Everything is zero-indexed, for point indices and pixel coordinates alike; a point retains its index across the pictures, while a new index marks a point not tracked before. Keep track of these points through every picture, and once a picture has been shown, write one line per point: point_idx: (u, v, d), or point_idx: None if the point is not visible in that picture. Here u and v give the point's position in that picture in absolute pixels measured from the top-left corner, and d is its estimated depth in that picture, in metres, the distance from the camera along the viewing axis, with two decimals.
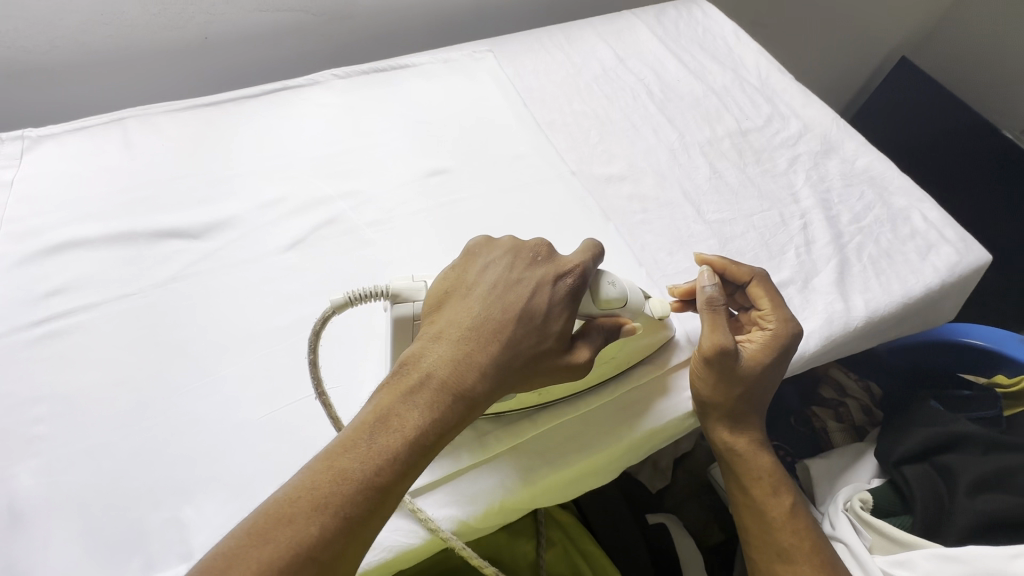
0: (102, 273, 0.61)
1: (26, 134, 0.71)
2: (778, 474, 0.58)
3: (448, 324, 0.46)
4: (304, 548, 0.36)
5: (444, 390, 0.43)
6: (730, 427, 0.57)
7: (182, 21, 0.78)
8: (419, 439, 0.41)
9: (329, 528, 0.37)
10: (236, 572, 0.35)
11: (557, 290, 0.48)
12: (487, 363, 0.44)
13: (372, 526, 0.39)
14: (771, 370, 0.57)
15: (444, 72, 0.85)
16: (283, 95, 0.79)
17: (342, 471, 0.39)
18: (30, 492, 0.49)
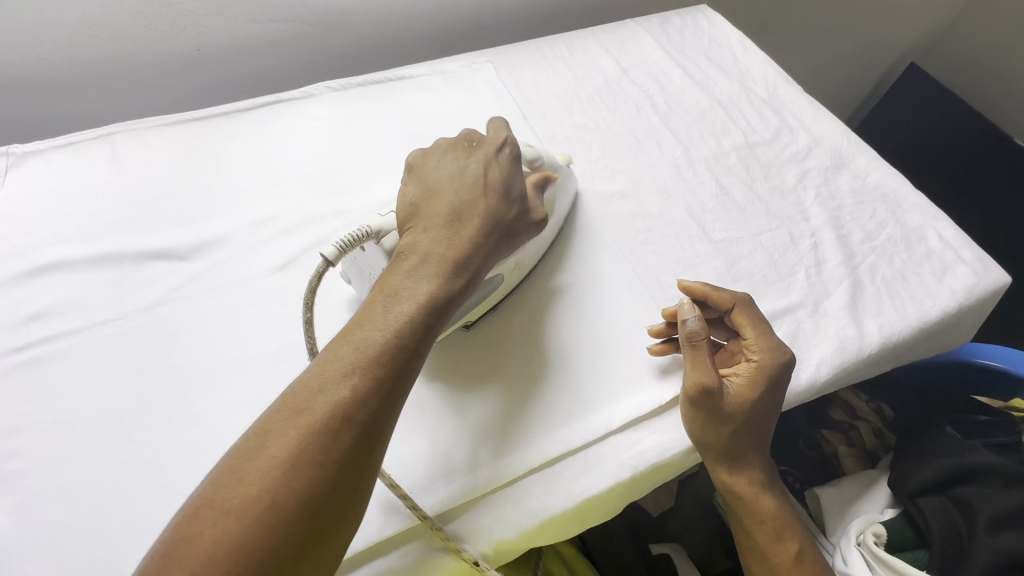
0: (86, 297, 0.59)
1: (10, 151, 0.69)
2: (782, 515, 0.55)
3: (425, 214, 0.50)
4: (341, 407, 0.37)
5: (442, 259, 0.46)
6: (731, 465, 0.54)
7: (172, 33, 0.76)
8: (432, 298, 0.44)
9: (363, 387, 0.38)
10: (277, 445, 0.36)
11: (503, 160, 0.54)
12: (474, 229, 0.49)
13: (404, 383, 0.41)
14: (765, 404, 0.54)
15: (441, 84, 0.83)
16: (275, 108, 0.77)
17: (361, 338, 0.40)
18: (4, 532, 0.46)
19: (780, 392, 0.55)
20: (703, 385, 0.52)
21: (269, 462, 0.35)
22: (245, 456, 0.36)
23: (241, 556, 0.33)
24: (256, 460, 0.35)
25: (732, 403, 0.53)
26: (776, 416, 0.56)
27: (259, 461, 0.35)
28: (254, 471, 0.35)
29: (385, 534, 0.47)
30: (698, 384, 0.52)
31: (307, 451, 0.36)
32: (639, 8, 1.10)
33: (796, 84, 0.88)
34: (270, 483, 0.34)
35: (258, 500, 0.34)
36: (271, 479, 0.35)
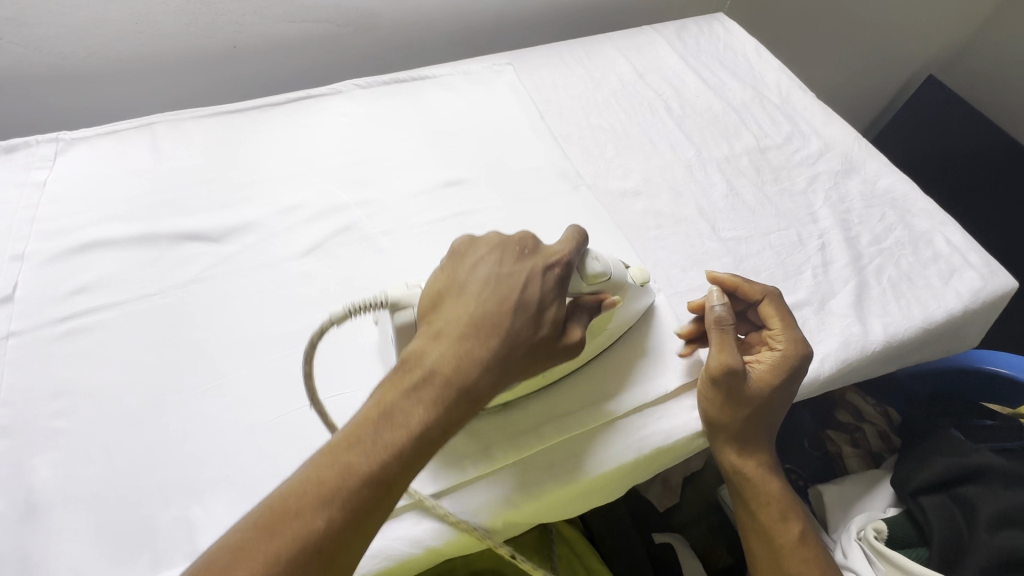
0: (125, 274, 0.63)
1: (60, 137, 0.74)
2: (786, 496, 0.57)
3: (447, 321, 0.47)
4: (312, 545, 0.37)
5: (445, 385, 0.44)
6: (741, 449, 0.56)
7: (211, 31, 0.81)
8: (423, 436, 0.42)
9: (338, 520, 0.38)
10: (244, 565, 0.36)
11: (547, 280, 0.50)
12: (489, 355, 0.45)
13: (375, 521, 0.40)
14: (781, 391, 0.56)
15: (463, 84, 0.86)
16: (305, 103, 0.81)
17: (346, 467, 0.40)
18: (47, 485, 0.50)
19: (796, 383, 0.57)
20: (724, 365, 0.54)
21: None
22: (212, 566, 0.36)
23: None
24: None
25: (751, 389, 0.55)
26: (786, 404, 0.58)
27: None
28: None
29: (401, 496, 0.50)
30: (720, 364, 0.54)
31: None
32: (657, 15, 1.13)
33: (809, 91, 0.90)
34: None
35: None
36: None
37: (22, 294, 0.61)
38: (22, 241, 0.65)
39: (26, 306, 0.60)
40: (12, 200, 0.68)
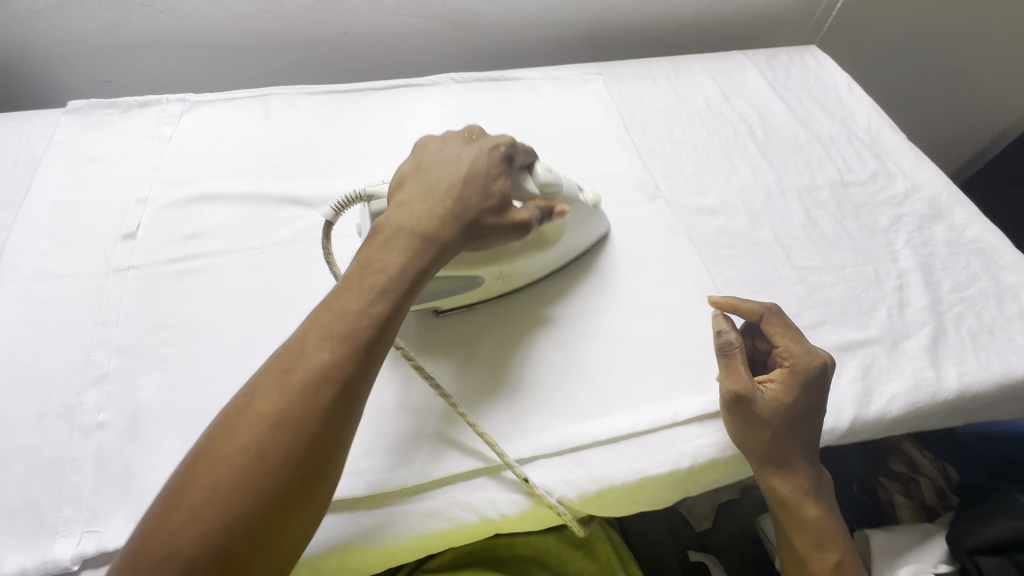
0: (233, 226, 0.69)
1: (188, 98, 0.81)
2: (827, 523, 0.57)
3: (409, 195, 0.51)
4: (314, 376, 0.40)
5: (417, 238, 0.48)
6: (777, 471, 0.57)
7: (328, 17, 0.87)
8: (401, 276, 0.46)
9: (340, 353, 0.41)
10: (263, 400, 0.39)
11: (492, 152, 0.54)
12: (449, 216, 0.49)
13: (377, 353, 0.43)
14: (806, 409, 0.56)
15: (552, 88, 0.90)
16: (404, 91, 0.86)
17: (338, 312, 0.43)
18: (151, 403, 0.55)
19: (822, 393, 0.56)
20: (726, 391, 0.55)
21: (242, 441, 0.37)
22: (236, 409, 0.39)
23: (231, 496, 0.36)
24: (243, 416, 0.38)
25: (765, 412, 0.55)
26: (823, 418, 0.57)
27: (245, 417, 0.38)
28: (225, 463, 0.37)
29: (459, 466, 0.53)
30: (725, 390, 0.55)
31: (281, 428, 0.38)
32: (748, 43, 1.14)
33: (900, 132, 0.89)
34: (258, 437, 0.38)
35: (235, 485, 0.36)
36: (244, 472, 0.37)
37: (144, 233, 0.67)
38: (148, 185, 0.72)
39: (147, 244, 0.66)
40: (142, 149, 0.75)
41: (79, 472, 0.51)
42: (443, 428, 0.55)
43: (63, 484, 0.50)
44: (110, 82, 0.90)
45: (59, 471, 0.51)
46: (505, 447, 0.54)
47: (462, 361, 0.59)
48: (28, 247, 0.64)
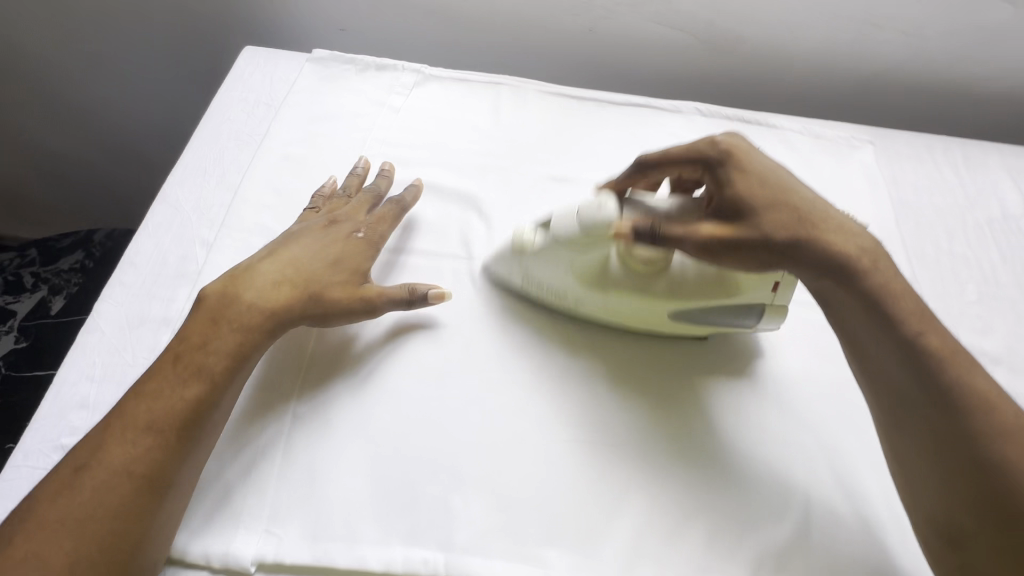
0: (447, 228, 0.65)
1: (422, 70, 0.77)
2: (897, 271, 0.49)
3: (268, 270, 0.53)
4: (121, 462, 0.43)
5: (240, 329, 0.49)
6: (827, 280, 0.48)
7: (581, 10, 0.80)
8: (216, 358, 0.48)
9: (142, 438, 0.43)
10: (87, 477, 0.42)
11: (314, 239, 0.56)
12: (260, 321, 0.50)
13: (181, 441, 0.45)
14: (752, 181, 0.51)
15: (810, 147, 0.76)
16: (642, 112, 0.77)
17: (152, 394, 0.45)
18: (344, 407, 0.53)
19: (758, 149, 0.55)
20: (689, 240, 0.50)
21: (58, 510, 0.41)
22: (56, 485, 0.42)
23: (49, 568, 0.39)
24: (62, 491, 0.41)
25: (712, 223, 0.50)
26: (784, 168, 0.54)
27: (60, 493, 0.41)
28: (93, 472, 0.42)
29: None
30: (686, 241, 0.50)
31: (141, 440, 0.44)
32: None
33: None
34: (65, 510, 0.41)
35: (100, 492, 0.41)
36: (119, 479, 0.42)
37: None
38: (371, 158, 0.69)
39: None
40: (371, 116, 0.73)
41: (269, 460, 0.50)
42: (638, 542, 0.48)
43: (252, 468, 0.49)
44: (346, 31, 0.88)
45: (251, 452, 0.50)
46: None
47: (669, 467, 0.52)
48: (255, 197, 0.64)
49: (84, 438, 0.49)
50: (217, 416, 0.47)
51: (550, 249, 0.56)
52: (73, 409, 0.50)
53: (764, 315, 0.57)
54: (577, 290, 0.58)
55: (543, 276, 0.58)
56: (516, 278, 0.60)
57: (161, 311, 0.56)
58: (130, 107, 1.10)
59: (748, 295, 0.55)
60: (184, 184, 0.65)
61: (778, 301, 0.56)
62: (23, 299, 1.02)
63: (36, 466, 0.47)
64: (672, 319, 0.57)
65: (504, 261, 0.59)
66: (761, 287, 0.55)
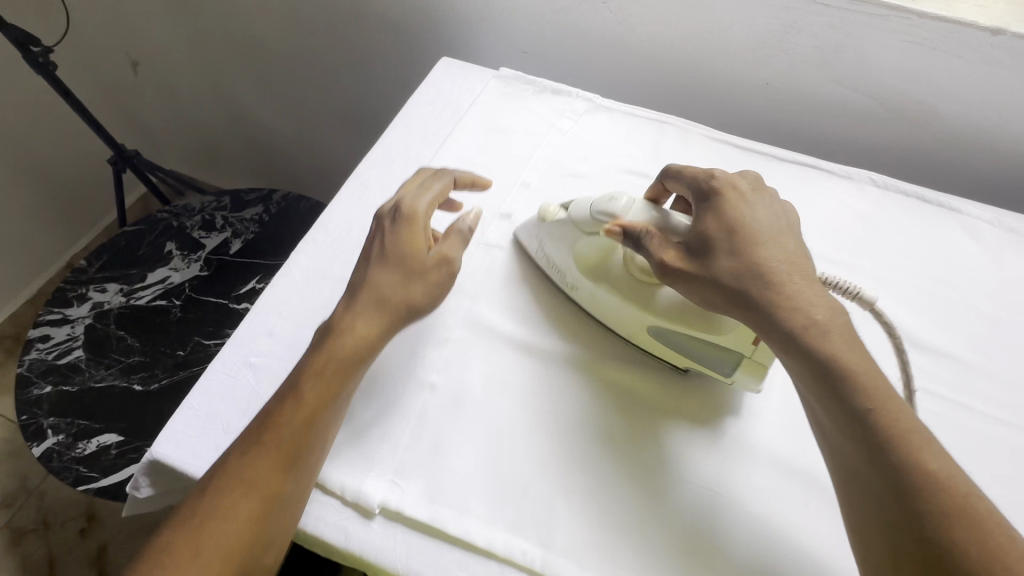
0: None
1: (594, 99, 0.82)
2: (852, 334, 0.47)
3: (349, 292, 0.55)
4: (242, 479, 0.47)
5: (342, 357, 0.52)
6: (777, 338, 0.48)
7: (762, 63, 0.81)
8: (316, 384, 0.50)
9: (259, 457, 0.47)
10: (217, 491, 0.46)
11: (373, 233, 0.58)
12: (363, 345, 0.52)
13: (288, 461, 0.48)
14: (725, 224, 0.52)
15: (999, 241, 0.70)
16: (808, 172, 0.75)
17: (269, 418, 0.49)
18: (474, 391, 0.57)
19: (755, 196, 0.55)
20: (649, 251, 0.54)
21: (193, 521, 0.45)
22: (196, 496, 0.47)
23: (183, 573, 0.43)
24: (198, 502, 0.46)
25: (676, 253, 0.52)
26: (772, 219, 0.54)
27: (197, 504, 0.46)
28: (221, 481, 0.47)
29: None
30: (655, 255, 0.53)
31: (257, 460, 0.47)
32: None
33: None
34: (196, 521, 0.45)
35: (225, 508, 0.46)
36: (235, 490, 0.46)
37: (520, 221, 0.70)
38: (534, 172, 0.74)
39: (518, 232, 0.69)
40: (540, 134, 0.78)
41: (404, 421, 0.55)
42: None
43: (391, 423, 0.55)
44: (526, 54, 0.96)
45: (392, 411, 0.56)
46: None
47: (780, 531, 0.51)
48: None
49: (267, 361, 0.58)
50: (323, 439, 0.50)
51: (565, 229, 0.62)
52: (261, 335, 0.60)
53: (738, 368, 0.55)
54: (576, 275, 0.62)
55: (557, 257, 0.63)
56: (536, 252, 0.65)
57: (339, 270, 0.65)
58: (332, 98, 1.31)
59: (726, 340, 0.54)
60: (374, 168, 0.75)
61: (756, 357, 0.54)
62: (213, 236, 1.24)
63: (228, 373, 0.58)
64: (651, 335, 0.58)
65: (531, 226, 0.66)
66: (740, 334, 0.53)
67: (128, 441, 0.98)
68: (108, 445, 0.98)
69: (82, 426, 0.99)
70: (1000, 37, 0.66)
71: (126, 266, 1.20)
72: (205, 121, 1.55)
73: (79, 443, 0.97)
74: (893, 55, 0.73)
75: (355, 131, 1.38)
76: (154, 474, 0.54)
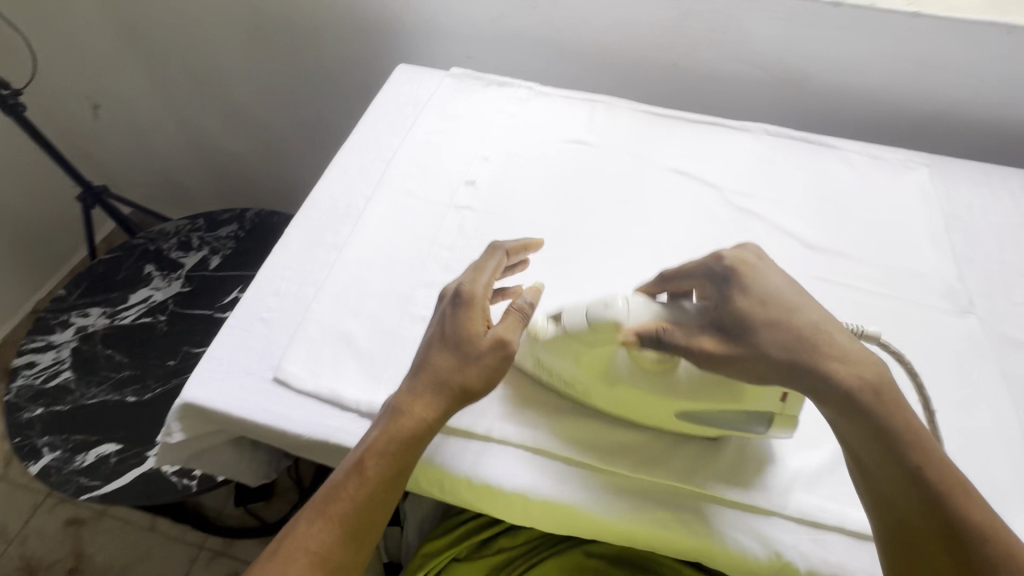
0: (545, 201, 0.80)
1: (535, 87, 0.96)
2: (901, 399, 0.50)
3: (427, 357, 0.56)
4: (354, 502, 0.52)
5: (429, 412, 0.54)
6: (832, 403, 0.51)
7: (669, 47, 0.97)
8: (412, 432, 0.54)
9: (366, 485, 0.52)
10: (334, 505, 0.52)
11: (443, 313, 0.59)
12: (435, 414, 0.54)
13: (391, 485, 0.53)
14: (751, 301, 0.55)
15: (870, 165, 0.86)
16: (716, 129, 0.90)
17: (376, 452, 0.53)
18: None
19: (763, 263, 0.58)
20: (693, 347, 0.54)
21: (312, 532, 0.51)
22: (316, 506, 0.52)
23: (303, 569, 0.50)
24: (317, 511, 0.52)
25: (709, 339, 0.54)
26: (790, 285, 0.57)
27: (317, 513, 0.52)
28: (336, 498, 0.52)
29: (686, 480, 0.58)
30: (690, 350, 0.54)
31: (364, 485, 0.52)
32: None
33: None
34: (316, 528, 0.51)
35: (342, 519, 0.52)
36: (348, 504, 0.52)
37: (483, 185, 0.81)
38: (490, 148, 0.86)
39: (482, 194, 0.80)
40: (492, 118, 0.91)
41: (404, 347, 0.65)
42: (677, 447, 0.60)
43: (393, 349, 0.65)
44: (472, 58, 1.10)
45: (391, 339, 0.65)
46: (745, 469, 0.58)
47: None
48: (402, 168, 0.83)
49: (278, 315, 0.67)
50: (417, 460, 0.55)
51: (564, 341, 0.58)
52: (269, 295, 0.69)
53: (772, 426, 0.56)
54: (586, 380, 0.59)
55: (555, 367, 0.60)
56: (532, 362, 0.62)
57: (332, 238, 0.75)
58: (296, 120, 1.41)
59: (756, 405, 0.55)
60: (351, 156, 0.85)
61: (785, 413, 0.55)
62: (191, 254, 1.29)
63: (244, 327, 0.66)
64: (679, 419, 0.57)
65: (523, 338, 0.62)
66: (763, 398, 0.54)
67: (127, 447, 1.01)
68: (108, 454, 1.01)
69: (79, 439, 1.02)
70: (841, 8, 0.84)
71: (106, 289, 1.23)
72: (169, 155, 1.61)
73: (78, 456, 1.00)
74: (768, 29, 0.90)
75: (316, 146, 1.47)
76: (189, 415, 0.61)
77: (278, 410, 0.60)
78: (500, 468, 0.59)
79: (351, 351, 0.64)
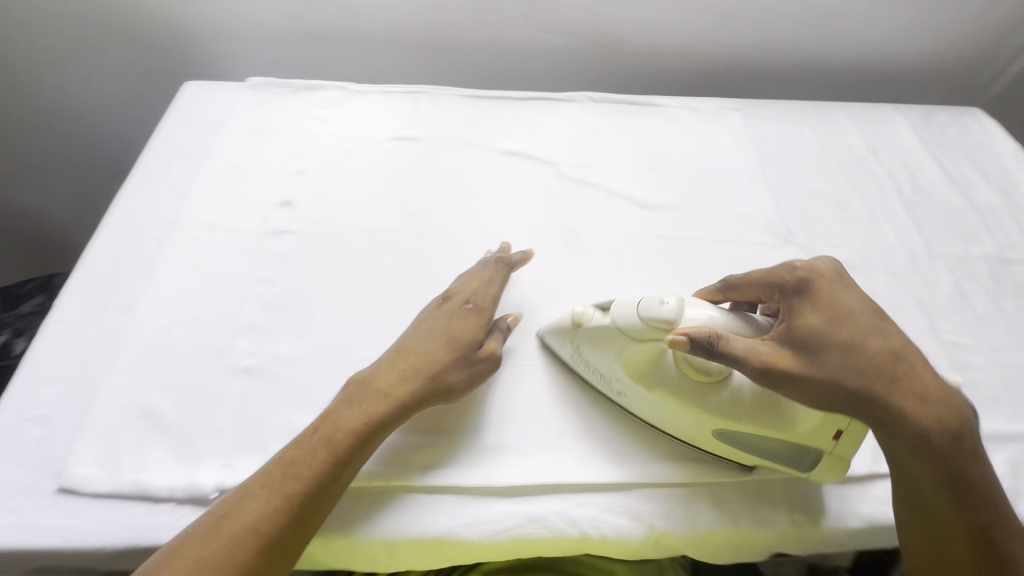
0: (374, 209, 0.74)
1: (349, 87, 0.88)
2: (974, 444, 0.49)
3: (414, 343, 0.56)
4: (314, 475, 0.48)
5: (409, 394, 0.53)
6: (903, 441, 0.48)
7: (482, 27, 0.94)
8: (390, 409, 0.52)
9: (332, 459, 0.49)
10: (292, 476, 0.47)
11: (439, 308, 0.59)
12: (415, 398, 0.53)
13: (355, 463, 0.50)
14: (829, 321, 0.50)
15: (689, 117, 0.89)
16: (542, 103, 0.89)
17: (351, 427, 0.50)
18: (289, 360, 0.59)
19: (846, 280, 0.53)
20: (749, 359, 0.47)
21: (261, 502, 0.46)
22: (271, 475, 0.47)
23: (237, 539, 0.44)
24: (273, 478, 0.47)
25: (767, 347, 0.48)
26: (867, 304, 0.52)
27: (272, 479, 0.47)
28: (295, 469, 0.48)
29: (549, 476, 0.54)
30: (746, 362, 0.47)
31: (328, 455, 0.49)
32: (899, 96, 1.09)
33: None
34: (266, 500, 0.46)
35: (296, 491, 0.47)
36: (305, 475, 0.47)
37: (301, 204, 0.73)
38: (306, 160, 0.78)
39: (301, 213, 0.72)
40: (304, 126, 0.82)
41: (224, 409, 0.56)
42: (538, 443, 0.56)
43: (210, 414, 0.55)
44: (279, 64, 0.99)
45: (207, 403, 0.56)
46: (612, 446, 0.56)
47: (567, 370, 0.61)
48: (202, 199, 0.72)
49: (56, 408, 0.55)
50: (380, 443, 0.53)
51: (611, 334, 0.55)
52: (41, 385, 0.56)
53: (818, 467, 0.53)
54: (625, 381, 0.55)
55: (597, 360, 0.57)
56: (571, 353, 0.59)
57: (120, 299, 0.63)
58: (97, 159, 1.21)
59: (803, 436, 0.51)
60: (137, 196, 0.73)
61: (837, 453, 0.51)
62: None
63: (9, 432, 0.53)
64: (716, 438, 0.53)
65: (564, 328, 0.59)
66: (818, 432, 0.50)
67: None
68: None
69: None
70: None
71: None
72: None
73: None
74: None
75: None
76: None
77: (64, 525, 0.49)
78: (353, 516, 0.52)
79: (158, 429, 0.54)
